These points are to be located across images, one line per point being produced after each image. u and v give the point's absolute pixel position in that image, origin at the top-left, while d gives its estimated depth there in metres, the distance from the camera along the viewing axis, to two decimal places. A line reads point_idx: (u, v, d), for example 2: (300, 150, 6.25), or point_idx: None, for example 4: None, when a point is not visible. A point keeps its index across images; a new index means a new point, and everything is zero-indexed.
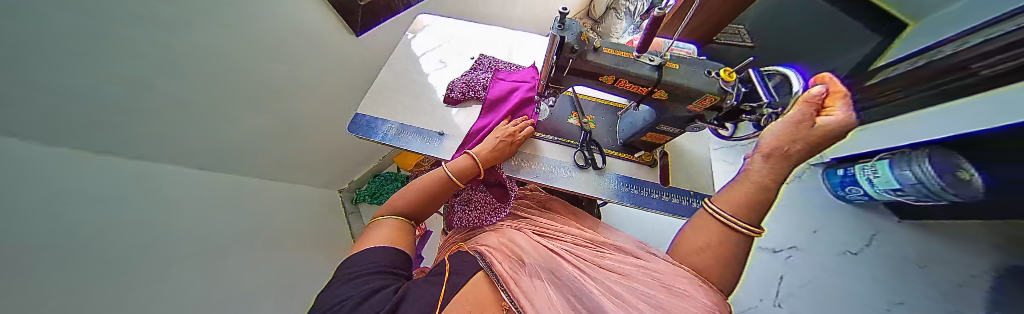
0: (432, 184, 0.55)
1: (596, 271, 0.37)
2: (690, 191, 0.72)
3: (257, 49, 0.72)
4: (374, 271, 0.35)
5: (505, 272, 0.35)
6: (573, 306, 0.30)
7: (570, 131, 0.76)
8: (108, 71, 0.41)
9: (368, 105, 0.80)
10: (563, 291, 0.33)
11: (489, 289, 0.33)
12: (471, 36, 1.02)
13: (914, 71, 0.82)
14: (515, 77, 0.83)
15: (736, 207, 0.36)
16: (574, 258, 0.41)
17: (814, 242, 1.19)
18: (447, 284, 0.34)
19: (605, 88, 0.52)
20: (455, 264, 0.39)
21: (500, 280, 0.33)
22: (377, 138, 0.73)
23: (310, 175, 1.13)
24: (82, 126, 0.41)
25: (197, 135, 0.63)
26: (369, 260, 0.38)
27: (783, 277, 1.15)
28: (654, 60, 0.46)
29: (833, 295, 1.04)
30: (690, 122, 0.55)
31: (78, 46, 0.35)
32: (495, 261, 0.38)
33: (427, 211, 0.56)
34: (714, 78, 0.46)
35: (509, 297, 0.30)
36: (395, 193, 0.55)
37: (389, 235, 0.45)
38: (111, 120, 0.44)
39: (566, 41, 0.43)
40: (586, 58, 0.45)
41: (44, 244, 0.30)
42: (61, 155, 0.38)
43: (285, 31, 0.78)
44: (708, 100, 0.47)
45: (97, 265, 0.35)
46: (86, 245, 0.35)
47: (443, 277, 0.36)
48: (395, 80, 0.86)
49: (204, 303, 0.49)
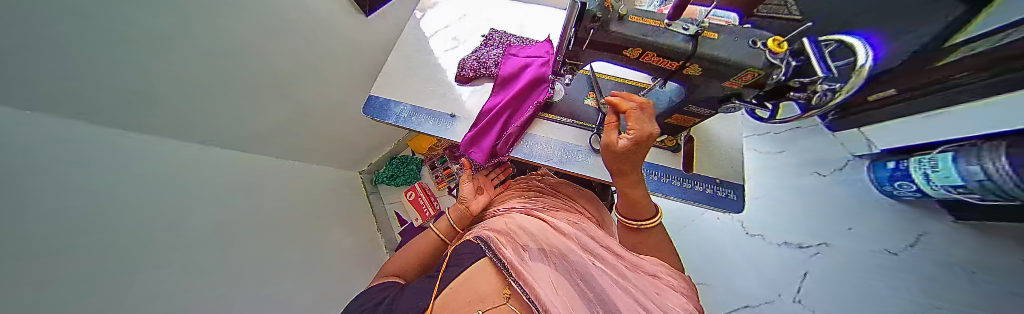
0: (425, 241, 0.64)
1: (599, 261, 0.42)
2: (714, 179, 0.67)
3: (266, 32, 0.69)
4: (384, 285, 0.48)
5: (513, 261, 0.39)
6: (585, 295, 0.36)
7: (586, 113, 0.72)
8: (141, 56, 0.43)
9: (381, 87, 0.80)
10: (572, 275, 0.40)
11: (496, 277, 0.39)
12: (483, 10, 0.96)
13: (997, 48, 0.69)
14: (528, 53, 0.78)
15: (626, 211, 0.46)
16: (579, 249, 0.44)
17: (849, 239, 1.10)
18: (444, 276, 0.42)
19: (629, 63, 0.47)
20: (456, 256, 0.46)
21: (509, 270, 0.38)
22: (391, 121, 0.75)
23: (325, 158, 1.17)
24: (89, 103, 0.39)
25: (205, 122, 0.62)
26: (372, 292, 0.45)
27: (807, 274, 1.09)
28: (690, 28, 0.39)
29: (841, 287, 1.01)
30: (724, 102, 0.50)
31: (114, 34, 0.37)
32: (500, 249, 0.42)
33: (420, 268, 0.60)
34: (758, 50, 0.40)
35: (520, 288, 0.34)
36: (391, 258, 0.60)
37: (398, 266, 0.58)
38: (117, 111, 0.43)
39: (587, 8, 0.39)
40: (609, 29, 0.40)
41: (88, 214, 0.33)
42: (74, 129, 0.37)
43: (297, 9, 0.75)
44: (749, 76, 0.42)
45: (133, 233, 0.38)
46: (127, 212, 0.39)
47: (442, 271, 0.44)
48: (406, 60, 0.84)
49: (216, 276, 0.51)
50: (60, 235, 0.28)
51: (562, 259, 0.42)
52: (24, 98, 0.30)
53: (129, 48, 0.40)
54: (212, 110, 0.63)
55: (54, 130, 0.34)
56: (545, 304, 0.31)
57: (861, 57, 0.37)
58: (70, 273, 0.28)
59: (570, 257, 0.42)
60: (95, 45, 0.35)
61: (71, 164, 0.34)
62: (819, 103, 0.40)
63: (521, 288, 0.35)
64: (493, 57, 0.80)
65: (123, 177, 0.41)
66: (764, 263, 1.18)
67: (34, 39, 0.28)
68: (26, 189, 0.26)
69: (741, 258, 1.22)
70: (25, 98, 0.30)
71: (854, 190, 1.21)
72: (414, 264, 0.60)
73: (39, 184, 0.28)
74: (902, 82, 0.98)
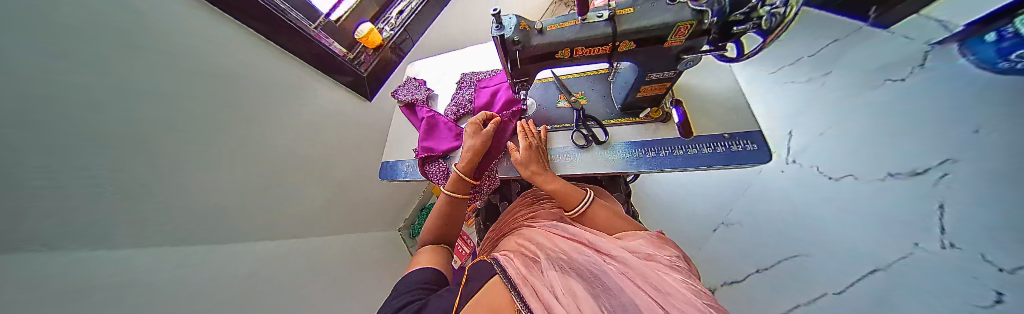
0: (445, 208, 0.64)
1: (607, 260, 0.40)
2: (723, 134, 0.61)
3: (260, 138, 0.83)
4: (409, 289, 0.43)
5: (517, 275, 0.38)
6: (594, 293, 0.34)
7: (563, 115, 0.74)
8: (176, 182, 0.59)
9: (390, 153, 0.93)
10: (581, 281, 0.37)
11: (502, 290, 0.37)
12: (452, 61, 1.10)
13: None
14: (495, 81, 0.86)
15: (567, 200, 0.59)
16: (586, 251, 0.43)
17: None
18: (462, 292, 0.39)
19: (568, 62, 0.50)
20: (473, 272, 0.45)
21: (511, 284, 0.36)
22: (399, 177, 0.86)
23: (366, 225, 1.34)
24: (96, 228, 0.44)
25: (232, 220, 0.73)
26: (414, 280, 0.46)
27: None
28: (603, 14, 0.42)
29: None
30: (679, 60, 0.48)
31: (98, 159, 0.44)
32: (507, 265, 0.41)
33: (454, 230, 0.64)
34: (680, 4, 0.40)
35: (520, 300, 0.32)
36: (426, 228, 0.63)
37: (428, 257, 0.55)
38: (133, 233, 0.49)
39: (506, 37, 0.44)
40: (533, 44, 0.45)
41: (147, 298, 0.44)
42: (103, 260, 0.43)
43: (299, 119, 0.97)
44: (684, 29, 0.41)
45: (189, 306, 0.49)
46: (182, 296, 0.50)
47: (460, 286, 0.42)
48: (401, 126, 0.99)
49: None
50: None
51: (569, 267, 0.40)
52: (88, 231, 0.43)
53: (116, 168, 0.47)
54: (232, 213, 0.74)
55: (113, 257, 0.45)
56: None
57: None
58: None
59: (575, 263, 0.41)
60: (131, 177, 0.49)
61: (128, 272, 0.45)
62: (770, 28, 0.37)
63: (526, 299, 0.32)
64: (466, 96, 0.89)
65: (185, 277, 0.53)
66: None
67: (83, 182, 0.42)
68: (73, 295, 0.35)
69: None
70: (86, 232, 0.42)
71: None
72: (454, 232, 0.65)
73: (89, 288, 0.38)
74: None
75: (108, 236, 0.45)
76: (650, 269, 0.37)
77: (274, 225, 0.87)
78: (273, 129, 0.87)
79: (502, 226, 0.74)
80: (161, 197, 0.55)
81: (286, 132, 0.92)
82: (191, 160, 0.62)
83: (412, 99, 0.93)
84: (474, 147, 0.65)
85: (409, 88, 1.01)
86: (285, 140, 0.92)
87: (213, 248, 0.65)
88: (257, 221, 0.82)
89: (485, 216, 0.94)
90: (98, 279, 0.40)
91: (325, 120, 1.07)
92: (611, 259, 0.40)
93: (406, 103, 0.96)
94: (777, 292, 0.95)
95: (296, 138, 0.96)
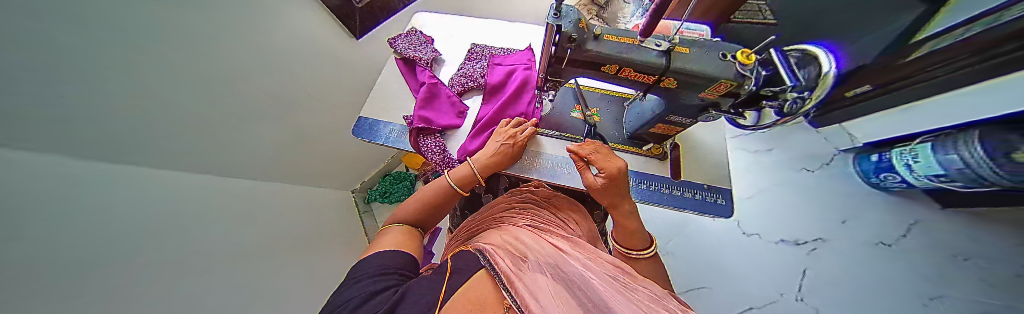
0: (436, 191, 0.57)
1: (599, 270, 0.38)
2: (703, 184, 0.68)
3: (230, 52, 0.67)
4: (374, 275, 0.35)
5: (507, 269, 0.34)
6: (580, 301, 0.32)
7: (574, 126, 0.74)
8: (121, 82, 0.46)
9: (372, 110, 0.81)
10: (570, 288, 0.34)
11: (489, 286, 0.33)
12: (468, 27, 0.99)
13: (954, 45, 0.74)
14: (511, 61, 0.81)
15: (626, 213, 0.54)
16: (580, 259, 0.41)
17: (844, 234, 1.12)
18: (447, 282, 0.35)
19: (608, 78, 0.49)
20: (459, 263, 0.40)
21: (501, 277, 0.32)
22: (380, 141, 0.75)
23: (319, 179, 1.18)
24: (18, 120, 0.33)
25: (179, 144, 0.59)
26: (376, 264, 0.38)
27: (807, 270, 1.09)
28: (661, 44, 0.42)
29: (858, 293, 1.00)
30: (703, 111, 0.51)
31: (40, 33, 0.33)
32: (495, 259, 0.38)
33: (436, 216, 0.57)
34: (729, 62, 0.41)
35: (509, 294, 0.29)
36: (401, 204, 0.55)
37: (397, 240, 0.45)
38: (49, 131, 0.37)
39: (563, 29, 0.40)
40: (585, 48, 0.42)
41: (61, 227, 0.35)
42: (17, 167, 0.32)
43: (277, 37, 0.79)
44: (722, 87, 0.43)
45: (108, 243, 0.40)
46: (100, 227, 0.40)
47: (444, 276, 0.37)
48: (393, 83, 0.86)
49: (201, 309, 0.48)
50: (36, 252, 0.30)
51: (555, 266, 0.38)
52: (17, 133, 0.33)
53: (54, 49, 0.35)
54: (184, 134, 0.60)
55: (26, 161, 0.34)
56: (533, 306, 0.26)
57: (825, 66, 0.45)
58: (27, 299, 0.26)
59: (563, 264, 0.39)
60: (77, 71, 0.38)
61: (46, 189, 0.35)
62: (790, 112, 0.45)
63: (513, 291, 0.29)
64: (478, 70, 0.81)
65: (110, 208, 0.42)
66: (760, 262, 1.15)
67: (28, 71, 0.32)
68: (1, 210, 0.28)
69: (739, 258, 1.17)
70: (18, 133, 0.33)
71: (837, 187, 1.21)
72: (431, 220, 0.57)
73: (15, 203, 0.30)
74: (876, 77, 1.00)
75: (24, 134, 0.34)
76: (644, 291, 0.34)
77: (224, 156, 0.73)
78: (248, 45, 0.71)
79: (484, 219, 0.70)
80: (98, 98, 0.43)
81: (261, 52, 0.75)
82: (145, 60, 0.49)
83: (413, 56, 0.82)
84: (496, 150, 0.60)
85: (413, 41, 0.88)
86: (260, 60, 0.76)
87: (136, 171, 0.51)
88: (208, 150, 0.68)
89: (463, 204, 0.90)
90: (20, 193, 0.31)
91: (306, 47, 0.89)
92: (606, 271, 0.38)
93: (405, 58, 0.84)
94: None
95: (273, 63, 0.80)
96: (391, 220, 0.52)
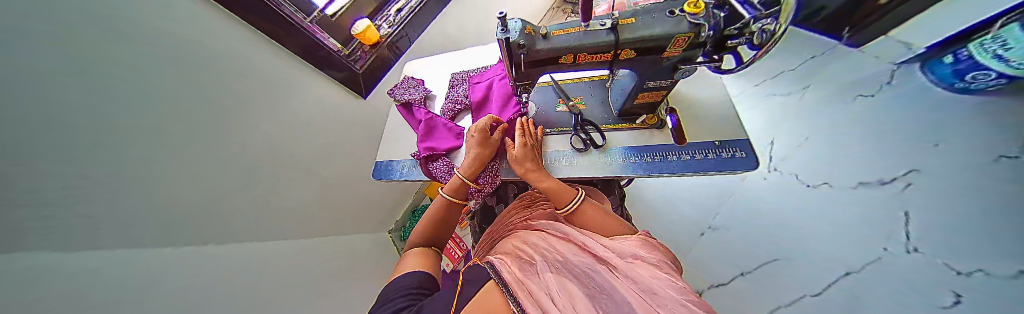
0: (437, 212, 0.63)
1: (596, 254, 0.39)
2: (712, 141, 0.63)
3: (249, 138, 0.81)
4: (396, 297, 0.40)
5: (512, 277, 0.36)
6: (584, 290, 0.32)
7: (562, 119, 0.76)
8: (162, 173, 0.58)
9: (384, 153, 0.92)
10: (574, 279, 0.34)
11: (498, 295, 0.34)
12: (449, 60, 1.10)
13: None
14: (486, 76, 0.88)
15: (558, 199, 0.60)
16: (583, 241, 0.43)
17: (930, 161, 0.75)
18: (460, 295, 0.38)
19: (570, 68, 0.52)
20: (471, 277, 0.43)
21: (507, 286, 0.34)
22: (394, 177, 0.84)
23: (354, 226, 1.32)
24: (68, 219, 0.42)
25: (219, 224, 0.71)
26: (398, 285, 0.43)
27: (908, 213, 0.76)
28: (605, 23, 0.44)
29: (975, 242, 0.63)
30: (676, 69, 0.50)
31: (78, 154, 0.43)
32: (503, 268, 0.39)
33: (445, 234, 0.62)
34: (678, 17, 0.42)
35: (515, 303, 0.30)
36: (416, 227, 0.60)
37: (417, 261, 0.51)
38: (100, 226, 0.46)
39: (511, 40, 0.44)
40: (537, 48, 0.46)
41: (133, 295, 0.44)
42: (80, 258, 0.41)
43: (286, 112, 0.93)
44: (682, 41, 0.43)
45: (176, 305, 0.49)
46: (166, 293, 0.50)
47: (458, 290, 0.40)
48: (397, 126, 0.98)
49: None
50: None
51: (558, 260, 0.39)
52: (31, 153, 0.37)
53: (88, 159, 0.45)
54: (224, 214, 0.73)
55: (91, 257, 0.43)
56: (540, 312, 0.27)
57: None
58: None
59: (564, 258, 0.39)
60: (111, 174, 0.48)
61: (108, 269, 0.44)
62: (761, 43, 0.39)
63: (518, 299, 0.31)
64: (462, 93, 0.89)
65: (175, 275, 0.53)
66: (842, 215, 0.89)
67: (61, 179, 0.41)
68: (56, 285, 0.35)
69: (811, 220, 0.95)
70: (34, 152, 0.38)
71: (892, 117, 0.88)
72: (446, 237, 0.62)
73: (77, 284, 0.38)
74: None
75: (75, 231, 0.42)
76: (638, 270, 0.33)
77: (265, 219, 0.89)
78: (265, 120, 0.86)
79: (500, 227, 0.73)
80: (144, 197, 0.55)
81: (277, 127, 0.92)
82: (142, 83, 0.54)
83: (408, 99, 0.92)
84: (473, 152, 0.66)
85: (407, 87, 0.99)
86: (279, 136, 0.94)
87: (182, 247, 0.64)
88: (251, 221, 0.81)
89: (480, 218, 0.94)
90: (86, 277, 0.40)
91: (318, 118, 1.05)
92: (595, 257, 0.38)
93: (402, 103, 0.95)
94: (754, 293, 1.00)
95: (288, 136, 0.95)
96: (412, 245, 0.58)
